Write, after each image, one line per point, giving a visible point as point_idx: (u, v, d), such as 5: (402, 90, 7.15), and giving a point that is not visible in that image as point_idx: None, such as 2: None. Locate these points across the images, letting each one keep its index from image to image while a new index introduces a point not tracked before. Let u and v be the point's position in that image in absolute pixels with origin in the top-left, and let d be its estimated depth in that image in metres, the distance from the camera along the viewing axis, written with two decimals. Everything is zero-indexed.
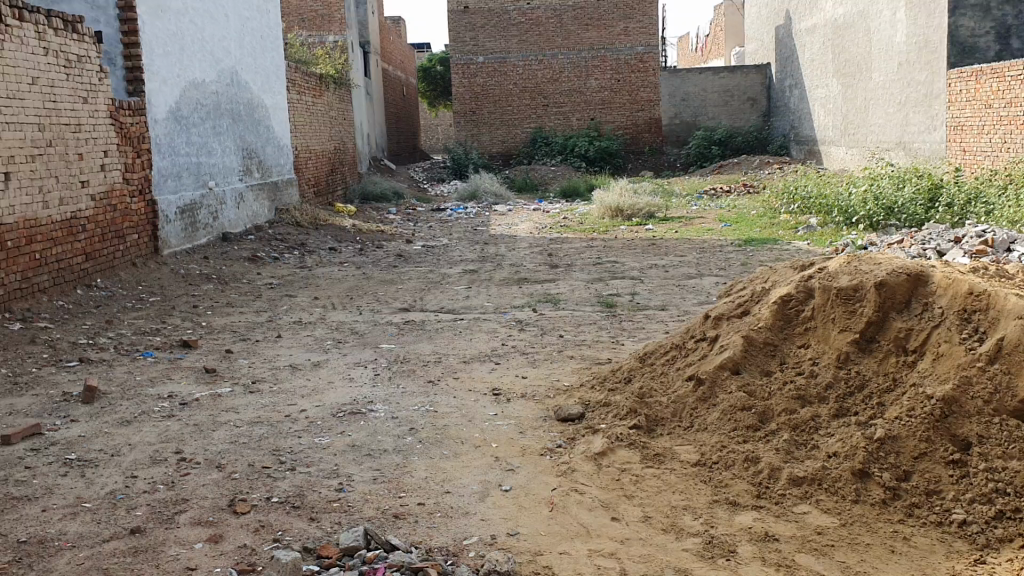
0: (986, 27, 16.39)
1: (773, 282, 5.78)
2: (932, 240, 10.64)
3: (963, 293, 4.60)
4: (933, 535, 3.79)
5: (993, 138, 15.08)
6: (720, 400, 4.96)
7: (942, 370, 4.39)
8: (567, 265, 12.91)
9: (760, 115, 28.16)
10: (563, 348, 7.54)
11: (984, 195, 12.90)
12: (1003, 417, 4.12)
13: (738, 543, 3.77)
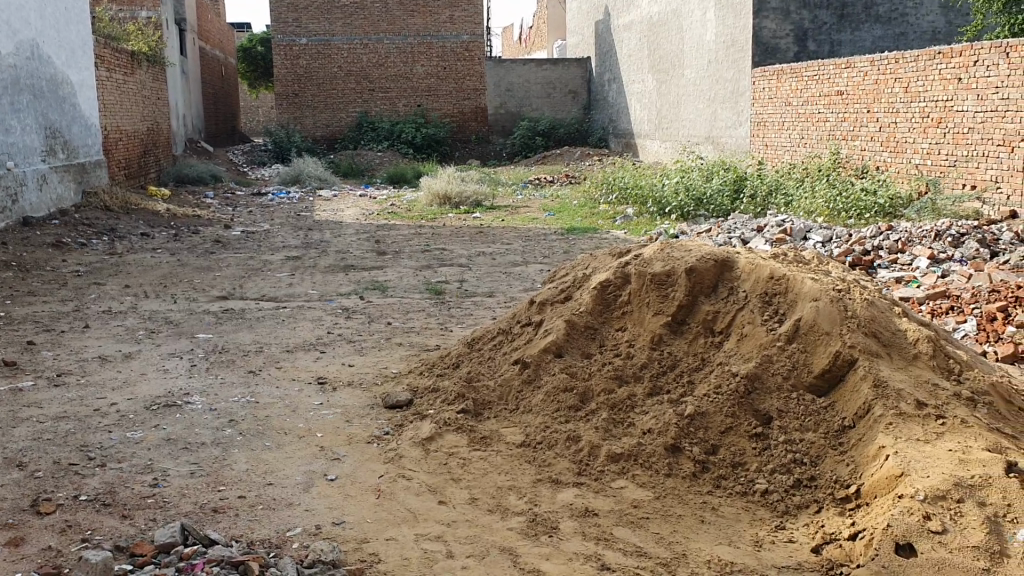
0: (786, 30, 17.45)
1: (593, 268, 5.97)
2: (737, 228, 11.30)
3: (764, 278, 4.94)
4: (738, 504, 4.02)
5: (792, 134, 16.12)
6: (544, 381, 5.08)
7: (747, 350, 4.67)
8: (394, 252, 12.84)
9: (581, 107, 28.96)
10: (390, 336, 7.52)
11: (784, 186, 13.84)
12: (801, 392, 4.43)
13: (560, 520, 3.87)
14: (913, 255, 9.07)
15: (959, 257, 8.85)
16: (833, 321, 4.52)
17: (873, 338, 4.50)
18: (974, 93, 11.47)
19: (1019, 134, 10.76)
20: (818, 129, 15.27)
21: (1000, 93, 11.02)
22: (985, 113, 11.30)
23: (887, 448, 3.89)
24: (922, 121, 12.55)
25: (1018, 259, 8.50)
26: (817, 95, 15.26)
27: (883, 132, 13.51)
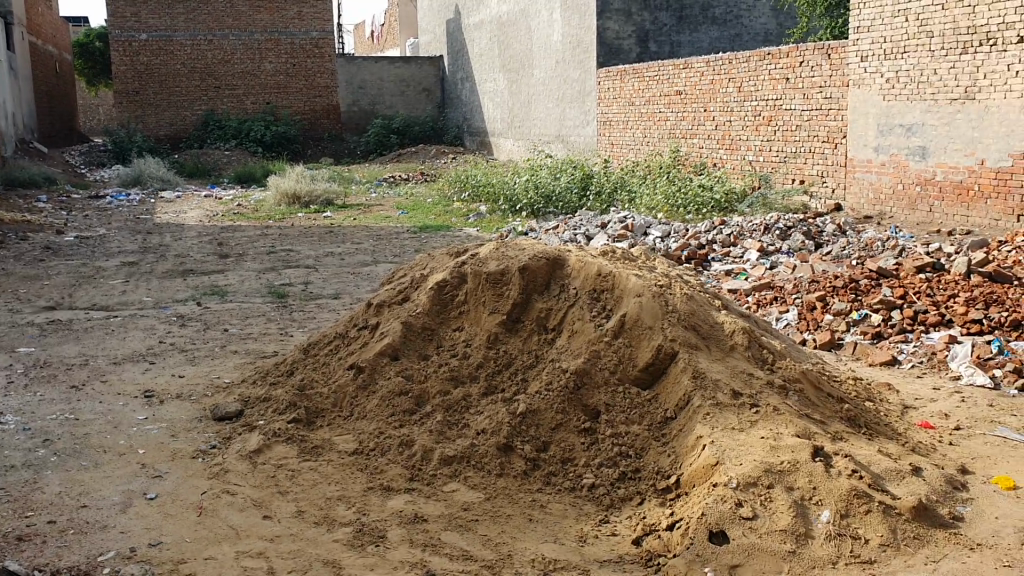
0: (628, 31, 17.91)
1: (431, 268, 5.92)
2: (583, 225, 11.49)
3: (593, 274, 5.03)
4: (566, 500, 4.07)
5: (635, 133, 16.53)
6: (378, 386, 5.01)
7: (576, 346, 4.73)
8: (237, 255, 12.44)
9: (434, 105, 28.89)
10: (226, 344, 7.28)
11: (628, 184, 14.21)
12: (627, 385, 4.52)
13: (388, 528, 3.83)
14: (744, 249, 9.45)
15: (786, 249, 9.29)
16: (655, 315, 4.64)
17: (693, 332, 4.65)
18: (801, 92, 12.04)
19: (841, 131, 11.38)
20: (659, 128, 15.70)
21: (824, 92, 11.61)
22: (810, 111, 11.88)
23: (705, 438, 4.03)
24: (754, 119, 13.09)
25: (838, 250, 9.00)
26: (657, 94, 15.68)
27: (719, 130, 14.02)
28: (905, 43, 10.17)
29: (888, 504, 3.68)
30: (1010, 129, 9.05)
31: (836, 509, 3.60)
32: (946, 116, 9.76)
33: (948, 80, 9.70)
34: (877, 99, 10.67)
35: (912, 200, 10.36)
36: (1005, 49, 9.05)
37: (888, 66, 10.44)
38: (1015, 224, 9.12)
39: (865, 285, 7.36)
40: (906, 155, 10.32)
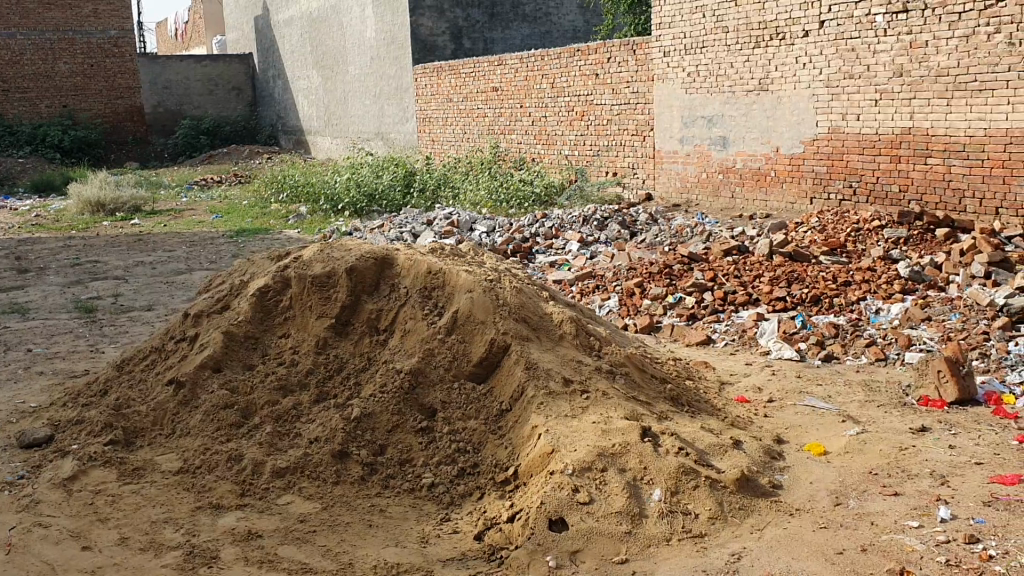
0: (442, 28, 17.93)
1: (252, 273, 5.70)
2: (408, 223, 11.40)
3: (422, 272, 5.01)
4: (406, 502, 4.02)
5: (455, 129, 16.58)
6: (202, 400, 4.78)
7: (409, 345, 4.69)
8: (38, 269, 11.58)
9: (245, 105, 27.99)
10: (30, 365, 6.76)
11: (450, 180, 14.28)
12: (462, 381, 4.51)
13: (220, 548, 3.67)
14: (566, 240, 9.67)
15: (604, 239, 9.55)
16: (487, 310, 4.66)
17: (522, 324, 4.71)
18: (610, 87, 12.37)
19: (649, 124, 11.81)
20: (477, 124, 15.79)
21: (631, 87, 12.00)
22: (620, 105, 12.25)
23: (540, 427, 4.09)
24: (568, 114, 13.37)
25: (652, 237, 9.34)
26: (473, 91, 15.76)
27: (535, 125, 14.23)
28: (703, 38, 10.67)
29: (714, 478, 3.85)
30: (801, 118, 9.70)
31: (667, 486, 3.75)
32: (743, 106, 10.33)
33: (743, 73, 10.26)
34: (680, 92, 11.14)
35: (715, 188, 10.90)
36: (792, 42, 9.65)
37: (689, 61, 10.91)
38: (808, 206, 9.79)
39: (679, 269, 7.70)
40: (709, 145, 10.85)
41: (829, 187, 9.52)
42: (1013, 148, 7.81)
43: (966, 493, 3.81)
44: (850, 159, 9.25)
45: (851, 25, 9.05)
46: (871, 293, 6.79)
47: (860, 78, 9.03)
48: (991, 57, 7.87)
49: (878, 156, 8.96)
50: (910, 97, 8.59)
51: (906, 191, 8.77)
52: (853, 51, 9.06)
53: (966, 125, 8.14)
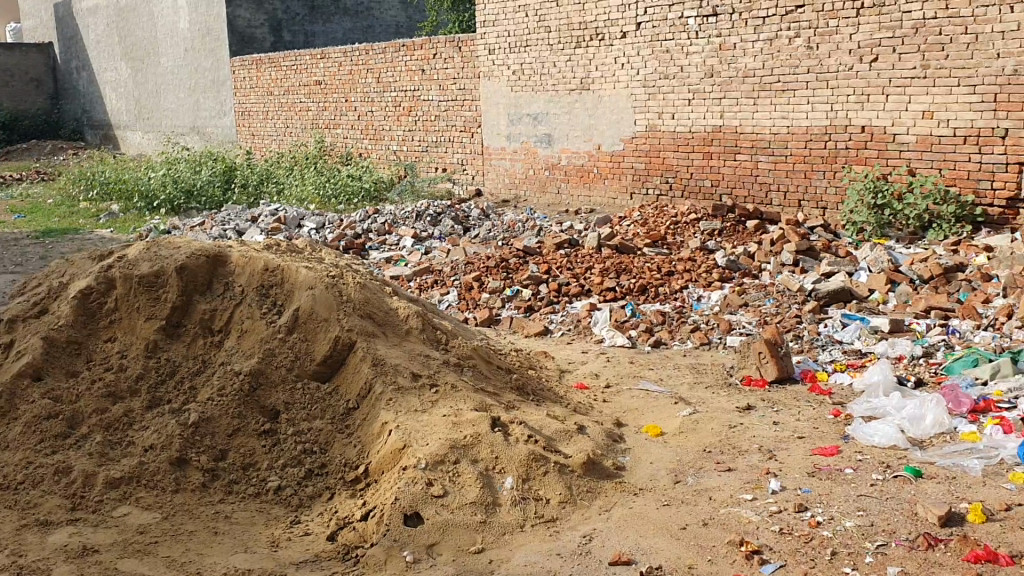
0: (260, 20, 17.41)
1: (72, 274, 5.35)
2: (231, 220, 11.04)
3: (259, 270, 4.86)
4: (252, 506, 3.89)
5: (277, 123, 16.08)
6: (19, 411, 4.40)
7: (246, 346, 4.54)
8: None
9: (46, 97, 26.16)
10: None
11: (274, 176, 13.95)
12: (305, 381, 4.42)
13: (53, 567, 3.44)
14: (399, 236, 9.62)
15: (437, 234, 9.57)
16: (329, 307, 4.60)
17: (366, 320, 4.67)
18: (436, 84, 12.34)
19: (476, 121, 11.89)
20: (301, 119, 15.36)
21: (458, 83, 12.01)
22: (446, 101, 12.25)
23: (390, 424, 4.07)
24: (394, 110, 13.24)
25: (485, 233, 9.43)
26: (296, 84, 15.31)
27: (361, 120, 13.98)
28: (527, 37, 10.85)
29: (562, 463, 3.95)
30: (620, 116, 10.04)
31: (518, 474, 3.82)
32: (566, 105, 10.59)
33: (566, 72, 10.51)
34: (506, 90, 11.30)
35: (542, 184, 11.11)
36: (611, 43, 9.96)
37: (514, 59, 11.08)
38: (630, 201, 10.15)
39: (514, 263, 7.82)
40: (535, 142, 11.06)
41: (648, 183, 9.90)
42: (813, 145, 8.43)
43: (791, 465, 4.05)
44: (666, 156, 9.68)
45: (665, 27, 9.41)
46: (693, 281, 7.13)
47: (674, 78, 9.43)
48: (792, 59, 8.42)
49: (693, 153, 9.43)
50: (720, 97, 9.07)
51: (718, 186, 9.27)
52: (668, 52, 9.44)
53: (771, 124, 8.70)
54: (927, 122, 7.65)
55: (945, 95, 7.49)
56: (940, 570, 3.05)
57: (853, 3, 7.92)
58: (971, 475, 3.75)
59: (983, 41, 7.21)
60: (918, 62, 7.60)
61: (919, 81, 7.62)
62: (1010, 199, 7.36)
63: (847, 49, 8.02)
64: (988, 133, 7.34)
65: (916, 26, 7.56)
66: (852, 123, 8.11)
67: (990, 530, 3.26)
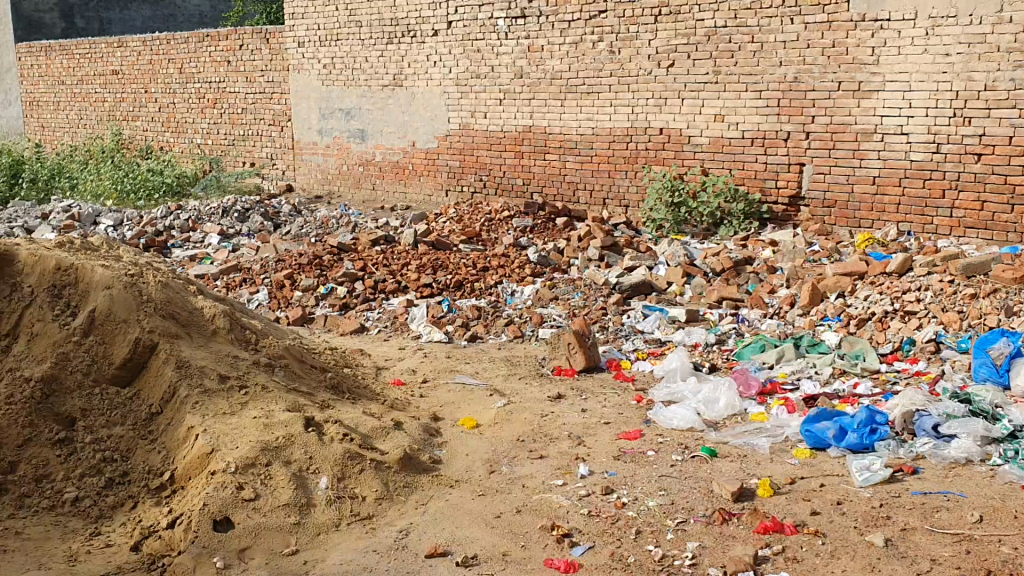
0: (49, 4, 16.47)
1: None
2: (18, 217, 10.26)
3: (50, 269, 4.52)
4: (46, 520, 3.60)
5: (69, 115, 14.94)
6: None
7: (37, 350, 4.19)
8: None
9: None
10: None
11: (66, 170, 13.11)
12: (104, 386, 4.15)
13: None
14: (204, 233, 9.27)
15: (246, 231, 9.28)
16: (129, 308, 4.37)
17: (170, 321, 4.48)
18: (243, 76, 11.95)
19: (285, 115, 11.60)
20: (95, 110, 14.41)
21: (265, 76, 11.66)
22: (254, 94, 11.89)
23: (197, 428, 3.92)
24: (198, 102, 12.70)
25: (297, 230, 9.23)
26: (90, 73, 14.34)
27: (162, 113, 13.28)
28: (337, 31, 10.71)
29: (377, 460, 3.93)
30: (434, 114, 10.09)
31: (333, 473, 3.78)
32: (379, 101, 10.53)
33: (377, 68, 10.45)
34: (316, 84, 11.10)
35: (355, 180, 11.01)
36: (423, 40, 9.98)
37: (324, 53, 10.91)
38: (444, 198, 10.24)
39: (327, 260, 7.70)
40: (346, 138, 10.95)
41: (462, 180, 10.02)
42: (616, 146, 8.79)
43: (599, 450, 4.19)
44: (478, 154, 9.82)
45: (476, 27, 9.52)
46: (507, 276, 7.25)
47: (485, 78, 9.56)
48: (597, 63, 8.74)
49: (504, 152, 9.61)
50: (529, 97, 9.28)
51: (529, 183, 9.50)
52: (479, 51, 9.56)
53: (577, 124, 9.00)
54: (718, 125, 8.14)
55: (734, 100, 8.00)
56: (734, 543, 3.21)
57: (651, 10, 8.30)
58: (759, 452, 4.03)
59: (766, 49, 7.74)
60: (710, 68, 8.07)
61: (712, 86, 8.09)
62: (792, 197, 7.94)
63: (646, 54, 8.40)
64: (772, 136, 7.89)
65: (709, 34, 8.02)
66: (651, 125, 8.52)
67: (777, 502, 3.48)
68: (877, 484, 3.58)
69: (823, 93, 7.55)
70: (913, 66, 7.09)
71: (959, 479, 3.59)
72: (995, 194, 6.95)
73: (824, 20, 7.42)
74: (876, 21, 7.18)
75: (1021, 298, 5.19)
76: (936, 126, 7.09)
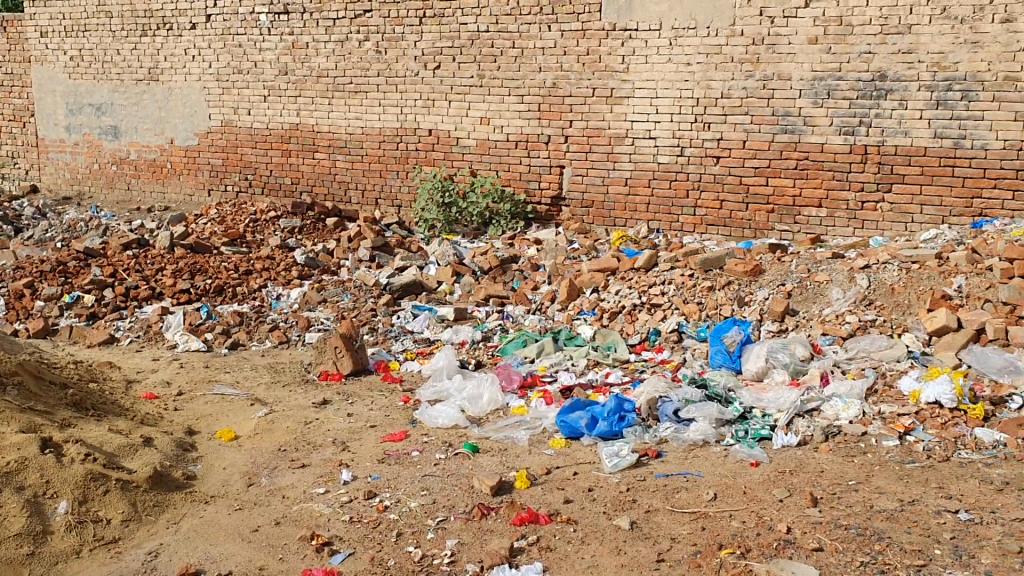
0: None
1: None
2: None
3: None
4: None
5: None
6: None
7: None
8: None
9: None
10: None
11: None
12: None
13: None
14: None
15: None
16: None
17: None
18: None
19: (26, 110, 10.66)
20: None
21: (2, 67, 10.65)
22: None
23: None
24: None
25: (40, 234, 8.54)
26: None
27: None
28: (84, 21, 9.97)
29: (124, 480, 3.68)
30: (193, 111, 9.63)
31: (74, 497, 3.49)
32: (133, 96, 9.92)
33: (131, 61, 9.84)
34: (62, 77, 10.30)
35: (109, 179, 10.33)
36: (180, 33, 9.48)
37: (70, 44, 10.14)
38: (206, 198, 9.80)
39: (74, 266, 7.16)
40: (98, 135, 10.26)
41: (225, 180, 9.64)
42: (386, 146, 8.77)
43: (363, 454, 4.14)
44: (243, 152, 9.48)
45: (236, 22, 9.15)
46: (272, 279, 7.02)
47: (248, 74, 9.23)
48: (363, 62, 8.65)
49: (270, 150, 9.32)
50: (295, 95, 9.05)
51: (297, 183, 9.29)
52: (240, 47, 9.20)
53: (345, 124, 8.89)
54: (484, 127, 8.30)
55: (498, 103, 8.18)
56: (491, 537, 3.26)
57: (416, 11, 8.31)
58: (518, 446, 4.13)
59: (527, 55, 7.97)
60: (474, 71, 8.20)
61: (477, 89, 8.23)
62: (554, 197, 8.23)
63: (413, 56, 8.42)
64: (535, 139, 8.14)
65: (472, 38, 8.14)
66: (420, 126, 8.55)
67: (533, 493, 3.59)
68: (625, 469, 3.77)
69: (579, 98, 7.87)
70: (658, 75, 7.53)
71: (697, 460, 3.85)
72: (732, 194, 7.52)
73: (579, 28, 7.72)
74: (626, 31, 7.55)
75: (752, 290, 5.63)
76: (680, 131, 7.57)
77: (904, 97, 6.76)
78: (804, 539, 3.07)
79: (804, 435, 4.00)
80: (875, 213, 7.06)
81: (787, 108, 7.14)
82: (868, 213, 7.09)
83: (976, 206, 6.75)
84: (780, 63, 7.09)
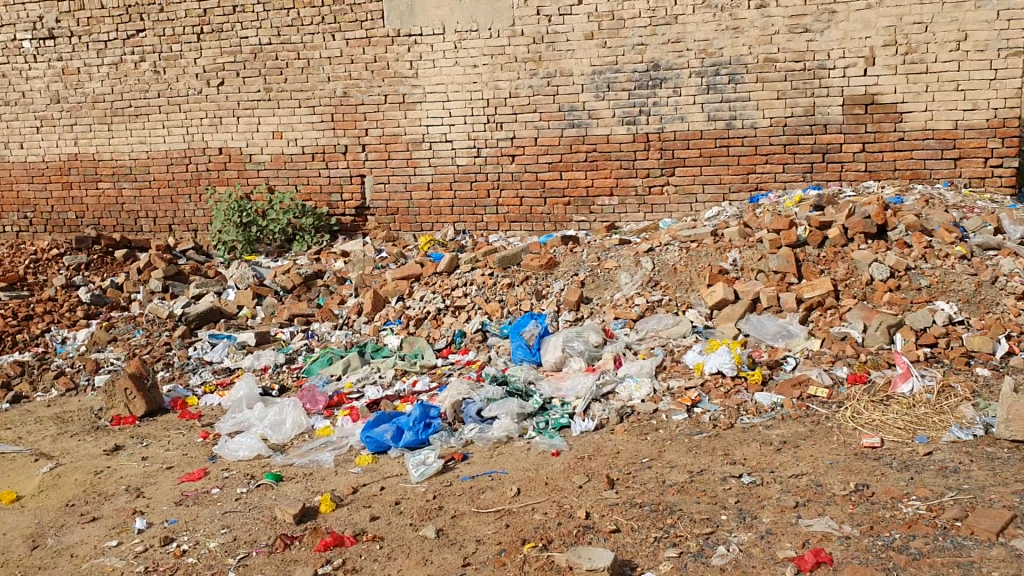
0: None
1: None
2: None
3: None
4: None
5: None
6: None
7: None
8: None
9: None
10: None
11: None
12: None
13: None
14: None
15: None
16: None
17: None
18: None
19: None
20: None
21: None
22: None
23: None
24: None
25: None
26: None
27: None
28: None
29: None
30: None
31: None
32: None
33: None
34: None
35: None
36: None
37: None
38: None
39: None
40: None
41: (2, 220, 8.99)
42: (174, 169, 8.39)
43: (159, 499, 3.93)
44: (19, 188, 8.84)
45: None
46: (55, 323, 6.58)
47: (15, 104, 8.57)
48: (141, 84, 8.20)
49: (48, 184, 8.75)
50: (71, 124, 8.49)
51: (82, 217, 8.80)
52: (4, 77, 8.52)
53: (128, 149, 8.43)
54: (277, 142, 8.08)
55: (289, 117, 7.98)
56: (294, 567, 3.16)
57: (192, 28, 7.94)
58: (323, 468, 4.04)
59: (313, 66, 7.80)
60: (261, 86, 7.96)
61: (265, 104, 7.99)
62: (357, 208, 8.15)
63: (193, 74, 8.05)
64: (331, 150, 8.00)
65: (254, 52, 7.88)
66: (209, 145, 8.22)
67: (338, 515, 3.51)
68: (432, 476, 3.76)
69: (372, 106, 7.79)
70: (447, 78, 7.55)
71: (502, 457, 3.89)
72: (529, 190, 7.67)
73: (364, 36, 7.63)
74: (410, 37, 7.52)
75: (548, 282, 5.76)
76: (474, 132, 7.63)
77: (677, 84, 7.09)
78: (602, 523, 3.15)
79: (600, 419, 4.12)
80: (663, 197, 7.39)
81: (572, 102, 7.34)
82: (656, 197, 7.41)
83: (752, 181, 7.17)
84: (561, 60, 7.27)
